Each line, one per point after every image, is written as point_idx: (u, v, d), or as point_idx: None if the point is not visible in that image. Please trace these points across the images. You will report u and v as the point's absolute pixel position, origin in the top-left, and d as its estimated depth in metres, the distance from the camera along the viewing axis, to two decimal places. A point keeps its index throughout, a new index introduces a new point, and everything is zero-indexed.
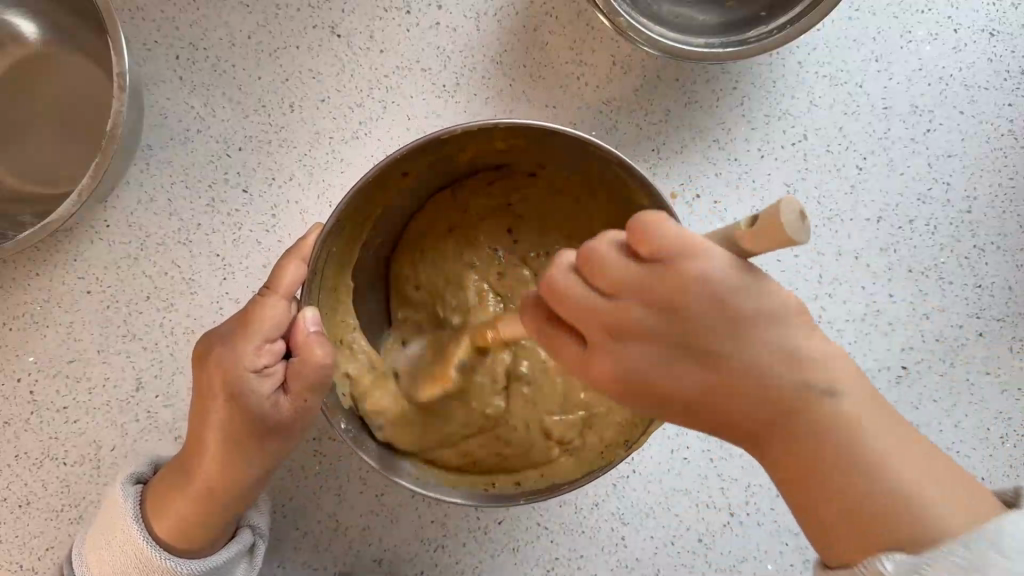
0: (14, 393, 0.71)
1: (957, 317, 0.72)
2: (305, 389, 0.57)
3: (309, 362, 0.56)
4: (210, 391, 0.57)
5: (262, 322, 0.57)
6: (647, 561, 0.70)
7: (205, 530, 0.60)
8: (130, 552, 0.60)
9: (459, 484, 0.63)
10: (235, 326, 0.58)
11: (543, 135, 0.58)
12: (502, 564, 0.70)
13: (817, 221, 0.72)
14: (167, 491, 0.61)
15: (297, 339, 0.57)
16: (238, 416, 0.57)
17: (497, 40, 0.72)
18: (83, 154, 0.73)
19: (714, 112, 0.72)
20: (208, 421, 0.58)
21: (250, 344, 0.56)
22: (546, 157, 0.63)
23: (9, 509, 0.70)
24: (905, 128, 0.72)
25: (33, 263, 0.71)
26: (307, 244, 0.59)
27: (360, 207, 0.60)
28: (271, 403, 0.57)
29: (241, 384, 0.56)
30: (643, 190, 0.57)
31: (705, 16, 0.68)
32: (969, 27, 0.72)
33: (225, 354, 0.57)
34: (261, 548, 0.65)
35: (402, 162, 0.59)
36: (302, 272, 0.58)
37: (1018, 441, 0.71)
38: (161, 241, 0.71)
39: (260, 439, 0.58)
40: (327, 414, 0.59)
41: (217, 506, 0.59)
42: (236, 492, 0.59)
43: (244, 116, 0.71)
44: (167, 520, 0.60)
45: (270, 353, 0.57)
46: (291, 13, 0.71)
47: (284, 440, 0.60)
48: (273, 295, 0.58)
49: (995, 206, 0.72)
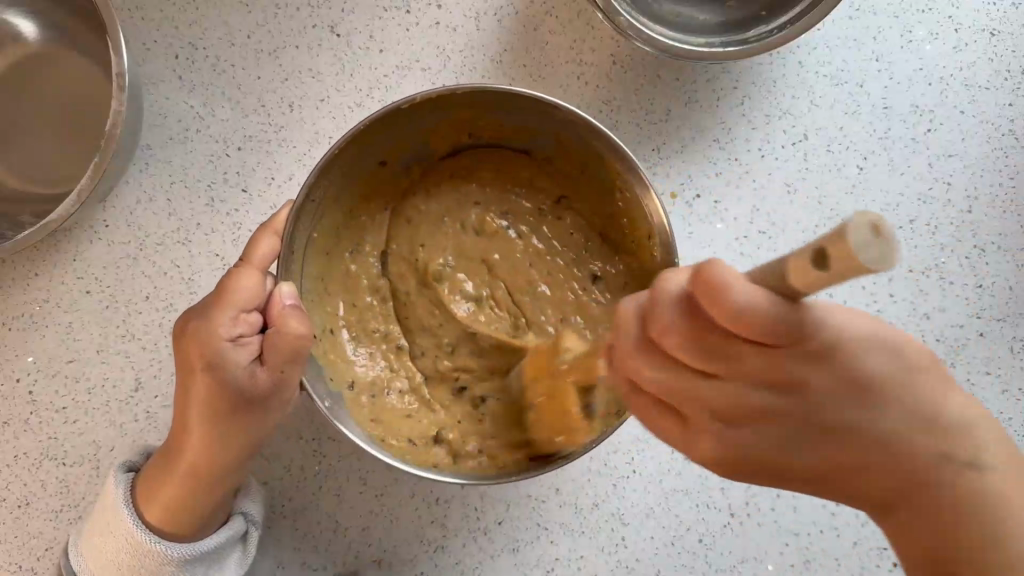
0: (14, 393, 0.71)
1: (957, 318, 0.71)
2: (284, 360, 0.57)
3: (285, 332, 0.56)
4: (188, 366, 0.57)
5: (234, 293, 0.56)
6: (647, 561, 0.70)
7: (193, 510, 0.60)
8: (121, 538, 0.60)
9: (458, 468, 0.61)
10: (209, 300, 0.57)
11: (506, 104, 0.60)
12: (502, 565, 0.70)
13: (817, 221, 0.72)
14: (154, 474, 0.61)
15: (273, 312, 0.57)
16: (216, 389, 0.56)
17: (497, 40, 0.71)
18: (83, 153, 0.73)
19: (714, 112, 0.72)
20: (188, 398, 0.57)
21: (224, 316, 0.56)
22: (520, 130, 0.64)
23: (9, 509, 0.70)
24: (906, 128, 0.72)
25: (32, 262, 0.71)
26: (279, 219, 0.58)
27: (337, 183, 0.61)
28: (248, 374, 0.57)
29: (216, 356, 0.55)
30: (610, 151, 0.58)
31: (706, 15, 0.68)
32: (969, 27, 0.72)
33: (200, 327, 0.56)
34: (253, 535, 0.65)
35: (373, 138, 0.60)
36: (275, 244, 0.58)
37: None
38: (161, 241, 0.71)
39: (239, 411, 0.58)
40: (308, 391, 0.58)
41: (202, 483, 0.59)
42: (221, 469, 0.60)
43: (244, 116, 0.71)
44: (154, 501, 0.60)
45: (246, 323, 0.56)
46: (291, 12, 0.71)
47: (263, 413, 0.59)
48: (245, 267, 0.57)
49: (996, 207, 0.72)
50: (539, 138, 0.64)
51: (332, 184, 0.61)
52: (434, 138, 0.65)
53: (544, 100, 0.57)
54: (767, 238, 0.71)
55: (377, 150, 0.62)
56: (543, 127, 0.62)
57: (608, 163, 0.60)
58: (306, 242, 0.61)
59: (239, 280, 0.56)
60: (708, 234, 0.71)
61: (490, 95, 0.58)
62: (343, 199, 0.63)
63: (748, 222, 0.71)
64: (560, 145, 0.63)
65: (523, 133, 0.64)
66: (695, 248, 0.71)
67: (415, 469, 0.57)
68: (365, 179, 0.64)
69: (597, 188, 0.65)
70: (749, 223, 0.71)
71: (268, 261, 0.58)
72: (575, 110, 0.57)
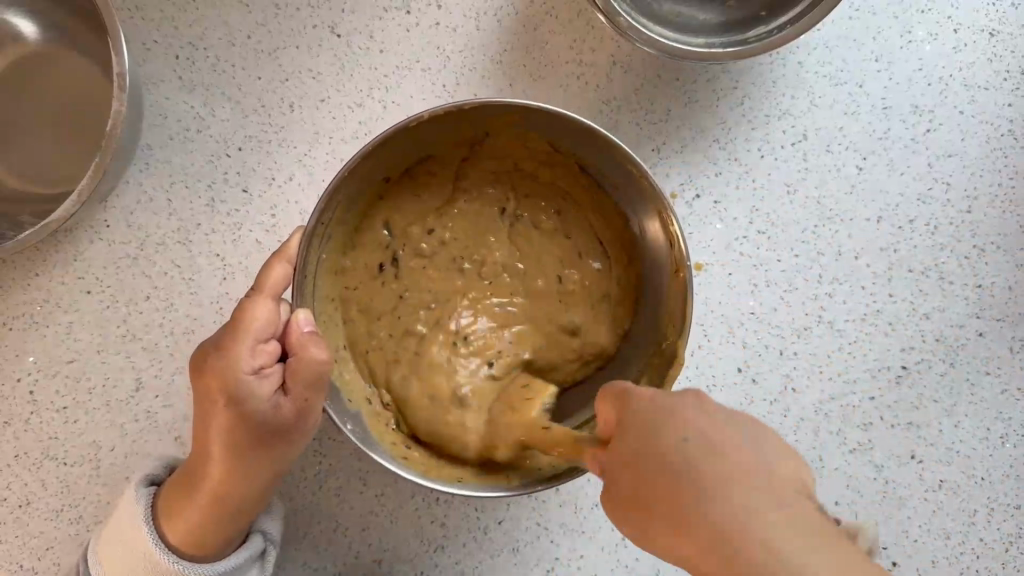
0: (15, 393, 0.71)
1: (956, 317, 0.72)
2: (304, 388, 0.57)
3: (304, 360, 0.56)
4: (208, 397, 0.57)
5: (251, 324, 0.56)
6: (647, 561, 0.71)
7: (214, 534, 0.60)
8: (140, 555, 0.60)
9: (484, 478, 0.61)
10: (225, 329, 0.57)
11: (510, 111, 0.60)
12: (502, 564, 0.70)
13: (817, 221, 0.72)
14: (176, 497, 0.61)
15: (291, 339, 0.57)
16: (239, 421, 0.57)
17: (497, 40, 0.71)
18: (83, 153, 0.73)
19: (714, 112, 0.72)
20: (210, 427, 0.58)
21: (243, 346, 0.55)
22: (521, 135, 0.64)
23: (9, 509, 0.70)
24: (905, 128, 0.72)
25: (32, 263, 0.71)
26: (291, 246, 0.58)
27: (344, 202, 0.61)
28: (270, 404, 0.57)
29: (238, 390, 0.56)
30: (618, 153, 0.59)
31: (706, 15, 0.68)
32: (969, 27, 0.72)
33: (219, 359, 0.56)
34: (272, 553, 0.65)
35: (378, 156, 0.61)
36: (288, 272, 0.58)
37: (1019, 441, 0.71)
38: (161, 241, 0.71)
39: (262, 440, 0.58)
40: (332, 415, 0.59)
41: (225, 508, 0.60)
42: (242, 493, 0.60)
43: (244, 116, 0.71)
44: (175, 523, 0.60)
45: (266, 353, 0.56)
46: (291, 12, 0.71)
47: (286, 441, 0.59)
48: (259, 296, 0.57)
49: (995, 207, 0.72)
50: (543, 142, 0.64)
51: (341, 201, 0.61)
52: (438, 156, 0.65)
53: (549, 110, 0.57)
54: (767, 239, 0.71)
55: (380, 167, 0.62)
56: (547, 131, 0.62)
57: (622, 162, 0.61)
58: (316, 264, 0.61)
59: (254, 309, 0.56)
60: (707, 234, 0.71)
61: (496, 106, 0.59)
62: (349, 218, 0.63)
63: (747, 222, 0.71)
64: (564, 147, 0.64)
65: (524, 137, 0.64)
66: (695, 248, 0.71)
67: (440, 486, 0.58)
68: (369, 199, 0.64)
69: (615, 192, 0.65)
70: (748, 223, 0.71)
71: (281, 289, 0.58)
72: (578, 118, 0.57)
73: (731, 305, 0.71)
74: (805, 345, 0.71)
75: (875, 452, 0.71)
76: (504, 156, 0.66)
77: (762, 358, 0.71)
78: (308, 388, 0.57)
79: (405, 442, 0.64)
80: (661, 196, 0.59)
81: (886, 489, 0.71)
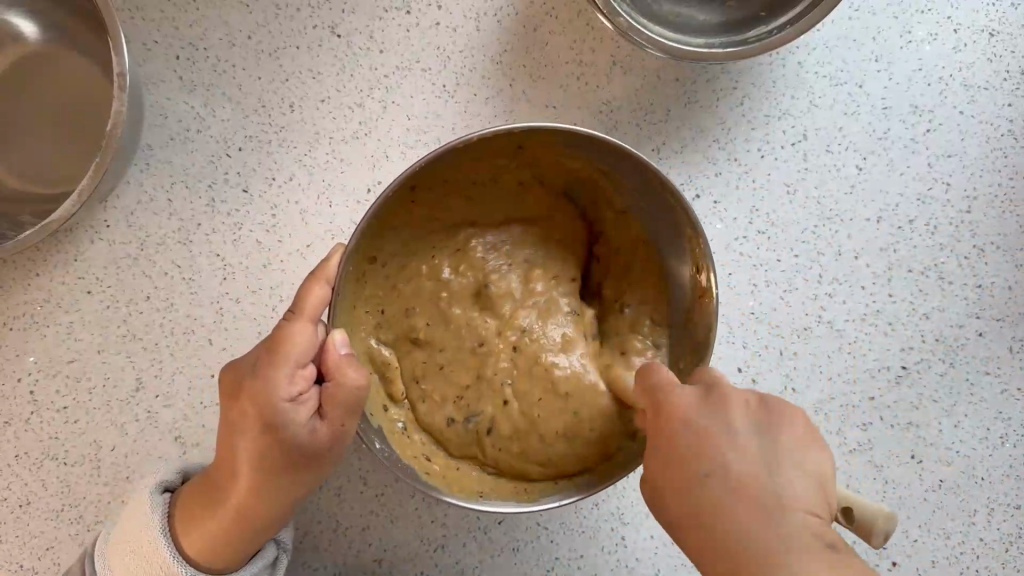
0: (15, 393, 0.71)
1: (956, 317, 0.72)
2: (340, 414, 0.57)
3: (344, 387, 0.56)
4: (242, 419, 0.57)
5: (291, 351, 0.55)
6: (647, 561, 0.71)
7: (236, 548, 0.60)
8: (156, 565, 0.59)
9: (503, 493, 0.62)
10: (264, 351, 0.57)
11: (546, 134, 0.58)
12: (502, 564, 0.71)
13: (817, 221, 0.72)
14: (196, 511, 0.60)
15: (327, 363, 0.56)
16: (275, 445, 0.57)
17: (497, 40, 0.72)
18: (83, 153, 0.73)
19: (714, 112, 0.72)
20: (241, 448, 0.57)
21: (283, 374, 0.55)
22: (548, 155, 0.62)
23: (9, 509, 0.70)
24: (905, 128, 0.72)
25: (32, 262, 0.71)
26: (330, 265, 0.57)
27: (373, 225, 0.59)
28: (307, 429, 0.57)
29: (278, 415, 0.56)
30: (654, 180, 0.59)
31: (706, 15, 0.68)
32: (969, 27, 0.72)
33: (258, 384, 0.56)
34: (283, 562, 0.65)
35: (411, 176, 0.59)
36: (327, 294, 0.57)
37: (1019, 441, 0.71)
38: (161, 241, 0.71)
39: (295, 464, 0.58)
40: (363, 434, 0.59)
41: (252, 527, 0.60)
42: (270, 512, 0.60)
43: (244, 116, 0.71)
44: (196, 536, 0.60)
45: (304, 380, 0.56)
46: (291, 13, 0.71)
47: (319, 465, 0.60)
48: (297, 321, 0.56)
49: (995, 207, 0.72)
50: (570, 160, 0.63)
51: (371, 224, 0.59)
52: (464, 177, 0.63)
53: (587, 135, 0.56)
54: (767, 239, 0.72)
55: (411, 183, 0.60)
56: (576, 151, 0.61)
57: (652, 187, 0.60)
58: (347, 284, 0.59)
59: (294, 334, 0.55)
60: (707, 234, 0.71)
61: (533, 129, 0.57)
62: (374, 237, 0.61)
63: (747, 222, 0.72)
64: (598, 162, 0.62)
65: (552, 157, 0.62)
66: None
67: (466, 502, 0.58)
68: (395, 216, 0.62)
69: (645, 211, 0.63)
70: (748, 223, 0.72)
71: (320, 311, 0.57)
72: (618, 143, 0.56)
73: (731, 305, 0.71)
74: (805, 345, 0.72)
75: (874, 452, 0.71)
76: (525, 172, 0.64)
77: (761, 358, 0.71)
78: (344, 414, 0.57)
79: (423, 455, 0.63)
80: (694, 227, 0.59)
81: (885, 489, 0.71)
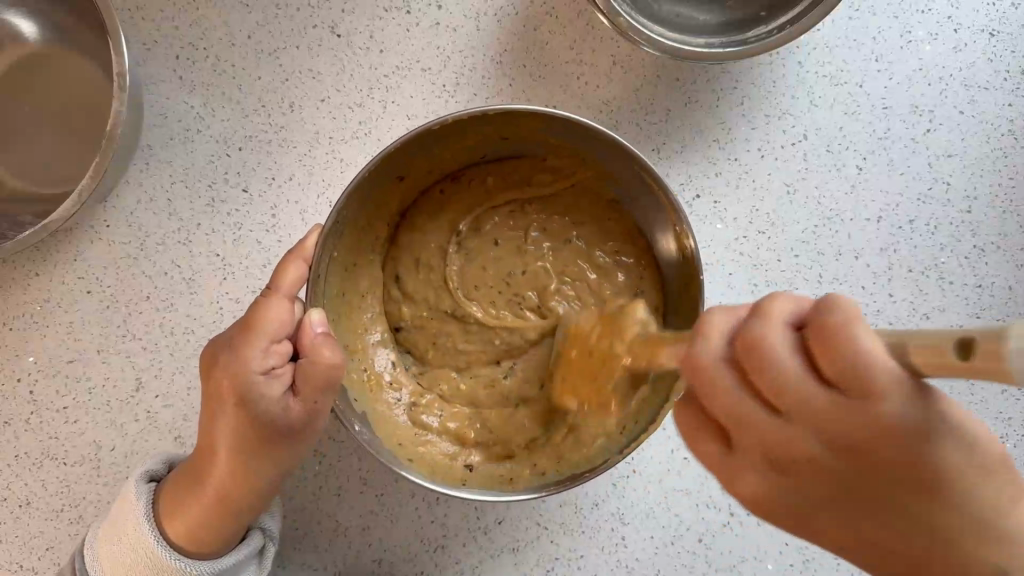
0: (14, 393, 0.71)
1: (957, 318, 0.72)
2: (315, 391, 0.58)
3: (318, 362, 0.56)
4: (219, 396, 0.57)
5: (265, 326, 0.56)
6: (647, 561, 0.70)
7: (218, 531, 0.60)
8: (142, 552, 0.59)
9: (487, 484, 0.61)
10: (240, 329, 0.58)
11: (533, 120, 0.59)
12: (502, 564, 0.70)
13: (817, 220, 0.72)
14: (178, 494, 0.60)
15: (302, 340, 0.57)
16: (250, 422, 0.57)
17: (497, 40, 0.71)
18: (83, 153, 0.73)
19: (714, 112, 0.72)
20: (220, 426, 0.57)
21: (257, 348, 0.56)
22: (543, 143, 0.63)
23: (9, 509, 0.70)
24: (905, 128, 0.72)
25: (32, 262, 0.71)
26: (306, 245, 0.58)
27: (360, 207, 0.60)
28: (282, 405, 0.57)
29: (253, 389, 0.56)
30: (637, 168, 0.58)
31: (706, 16, 0.68)
32: (969, 27, 0.72)
33: (233, 359, 0.56)
34: (270, 549, 0.65)
35: (399, 158, 0.60)
36: (303, 271, 0.58)
37: (1020, 441, 0.71)
38: (161, 241, 0.71)
39: (273, 441, 0.58)
40: (339, 415, 0.58)
41: (230, 508, 0.59)
42: (248, 493, 0.59)
43: (244, 116, 0.71)
44: (178, 520, 0.59)
45: (278, 354, 0.57)
46: (291, 13, 0.71)
47: (297, 443, 0.60)
48: (273, 297, 0.57)
49: (996, 207, 0.72)
50: (562, 149, 0.63)
51: (357, 208, 0.60)
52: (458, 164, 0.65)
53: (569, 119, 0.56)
54: (767, 239, 0.72)
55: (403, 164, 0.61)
56: (567, 139, 0.61)
57: (637, 178, 0.60)
58: (330, 265, 0.60)
59: (270, 309, 0.57)
60: (707, 234, 0.71)
61: (521, 115, 0.58)
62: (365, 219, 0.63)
63: (748, 222, 0.71)
64: (594, 160, 0.62)
65: (549, 145, 0.63)
66: None
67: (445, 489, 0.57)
68: (386, 198, 0.63)
69: (634, 208, 0.64)
70: (748, 223, 0.71)
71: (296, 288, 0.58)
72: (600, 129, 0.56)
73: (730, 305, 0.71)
74: None
75: None
76: (521, 163, 0.66)
77: None
78: (318, 390, 0.58)
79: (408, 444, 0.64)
80: (677, 214, 0.58)
81: None
